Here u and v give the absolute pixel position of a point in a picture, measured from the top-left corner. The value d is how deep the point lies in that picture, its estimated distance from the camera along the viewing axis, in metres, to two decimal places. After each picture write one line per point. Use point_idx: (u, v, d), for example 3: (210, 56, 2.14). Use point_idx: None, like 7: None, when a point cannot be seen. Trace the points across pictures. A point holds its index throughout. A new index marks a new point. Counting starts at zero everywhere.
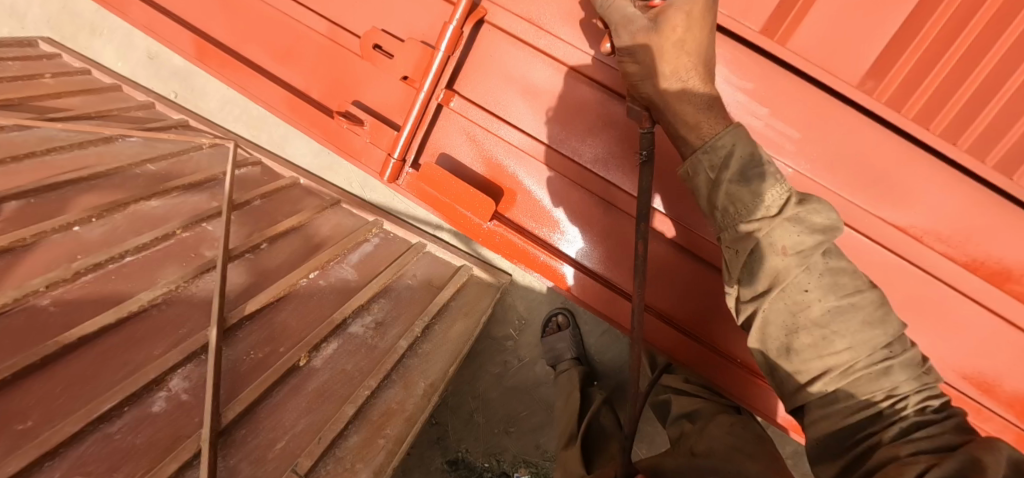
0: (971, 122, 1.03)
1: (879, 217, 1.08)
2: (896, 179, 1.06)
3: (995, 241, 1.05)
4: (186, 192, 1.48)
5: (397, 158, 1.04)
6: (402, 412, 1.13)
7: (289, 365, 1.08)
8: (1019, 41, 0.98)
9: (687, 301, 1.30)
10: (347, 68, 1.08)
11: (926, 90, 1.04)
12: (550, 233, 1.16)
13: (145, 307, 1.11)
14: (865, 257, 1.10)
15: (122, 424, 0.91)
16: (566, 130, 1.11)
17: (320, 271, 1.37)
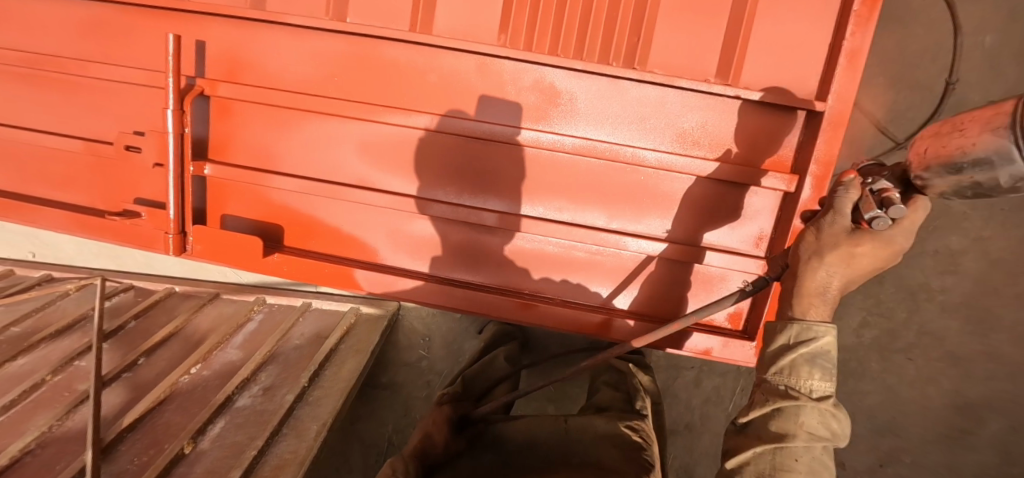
0: (597, 39, 1.11)
1: (576, 138, 1.16)
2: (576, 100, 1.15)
3: (681, 120, 1.15)
4: (55, 339, 1.49)
5: (172, 232, 1.15)
6: (296, 458, 1.16)
7: (172, 455, 1.12)
8: None
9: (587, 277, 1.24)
10: (115, 174, 1.21)
11: (546, 27, 1.12)
12: (339, 248, 1.26)
13: (18, 456, 1.13)
14: (577, 175, 1.19)
15: None
16: (313, 159, 1.21)
17: (203, 363, 1.42)
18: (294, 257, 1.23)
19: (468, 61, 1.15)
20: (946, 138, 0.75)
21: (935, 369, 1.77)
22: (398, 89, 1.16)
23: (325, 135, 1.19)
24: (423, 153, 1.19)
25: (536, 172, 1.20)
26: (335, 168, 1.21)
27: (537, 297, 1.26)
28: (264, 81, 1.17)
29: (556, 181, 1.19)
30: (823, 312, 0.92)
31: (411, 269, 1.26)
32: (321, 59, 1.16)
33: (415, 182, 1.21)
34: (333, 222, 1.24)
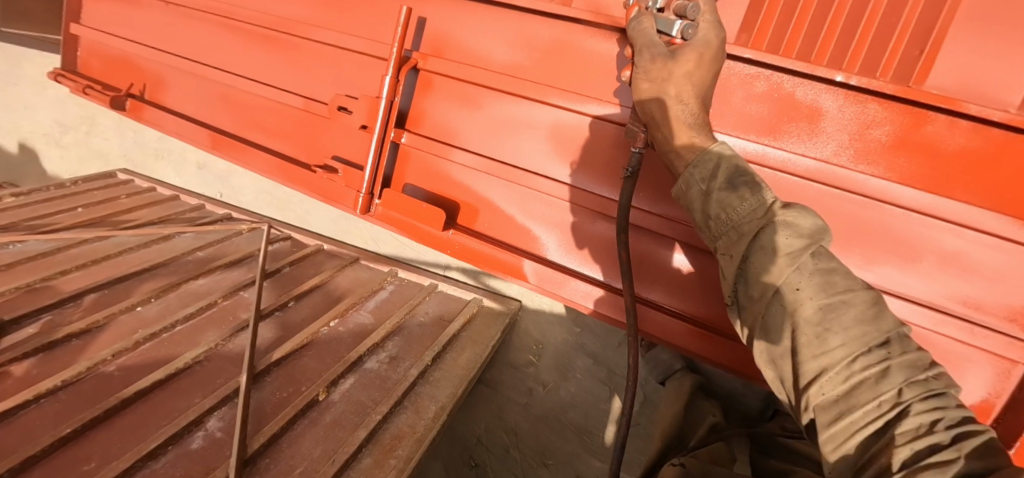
0: (852, 45, 1.06)
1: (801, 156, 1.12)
2: (820, 117, 1.10)
3: (967, 150, 1.03)
4: (228, 268, 1.70)
5: (364, 191, 1.20)
6: (413, 433, 1.17)
7: (308, 400, 1.20)
8: None
9: None
10: (318, 131, 1.27)
11: (796, 30, 1.09)
12: (506, 232, 1.26)
13: (190, 364, 1.28)
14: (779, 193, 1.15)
15: (166, 460, 1.06)
16: (497, 141, 1.22)
17: (339, 319, 1.52)
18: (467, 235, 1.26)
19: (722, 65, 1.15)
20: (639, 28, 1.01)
21: None
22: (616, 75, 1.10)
23: (513, 118, 1.20)
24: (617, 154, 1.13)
25: None
26: (517, 153, 1.21)
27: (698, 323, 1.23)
28: (481, 55, 1.21)
29: None
30: (704, 137, 1.00)
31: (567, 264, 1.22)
32: (533, 36, 1.15)
33: (601, 183, 1.15)
34: (509, 207, 1.25)
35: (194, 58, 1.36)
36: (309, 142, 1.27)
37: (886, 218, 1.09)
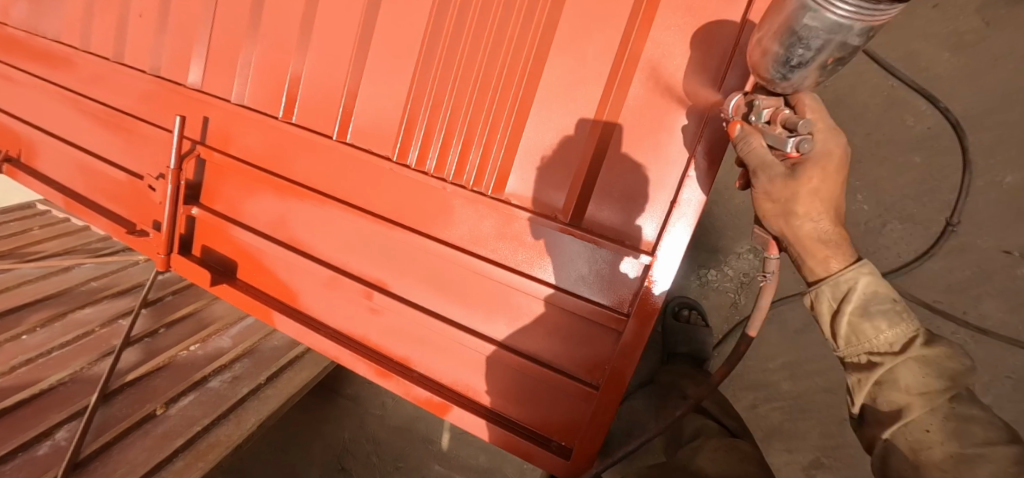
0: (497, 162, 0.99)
1: (528, 226, 0.98)
2: (539, 201, 0.98)
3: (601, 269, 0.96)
4: (115, 298, 1.97)
5: (161, 255, 1.30)
6: (226, 442, 1.46)
7: (145, 414, 1.49)
8: (520, 85, 0.96)
9: (528, 402, 1.06)
10: (133, 192, 1.39)
11: (451, 140, 1.02)
12: (277, 295, 1.25)
13: (55, 385, 1.56)
14: (506, 278, 0.99)
15: (13, 464, 1.33)
16: (267, 215, 1.23)
17: (200, 343, 1.79)
18: (242, 291, 1.27)
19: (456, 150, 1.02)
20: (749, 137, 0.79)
21: None
22: (350, 170, 1.11)
23: (276, 197, 1.20)
24: (363, 240, 1.12)
25: (472, 271, 1.03)
26: (284, 225, 1.21)
27: (433, 385, 1.10)
28: (239, 142, 1.23)
29: (492, 285, 1.03)
30: (843, 254, 0.83)
31: (325, 324, 1.20)
32: (271, 129, 1.17)
33: (349, 258, 1.15)
34: (280, 272, 1.24)
35: (43, 125, 1.56)
36: (130, 202, 1.41)
37: (543, 304, 1.00)
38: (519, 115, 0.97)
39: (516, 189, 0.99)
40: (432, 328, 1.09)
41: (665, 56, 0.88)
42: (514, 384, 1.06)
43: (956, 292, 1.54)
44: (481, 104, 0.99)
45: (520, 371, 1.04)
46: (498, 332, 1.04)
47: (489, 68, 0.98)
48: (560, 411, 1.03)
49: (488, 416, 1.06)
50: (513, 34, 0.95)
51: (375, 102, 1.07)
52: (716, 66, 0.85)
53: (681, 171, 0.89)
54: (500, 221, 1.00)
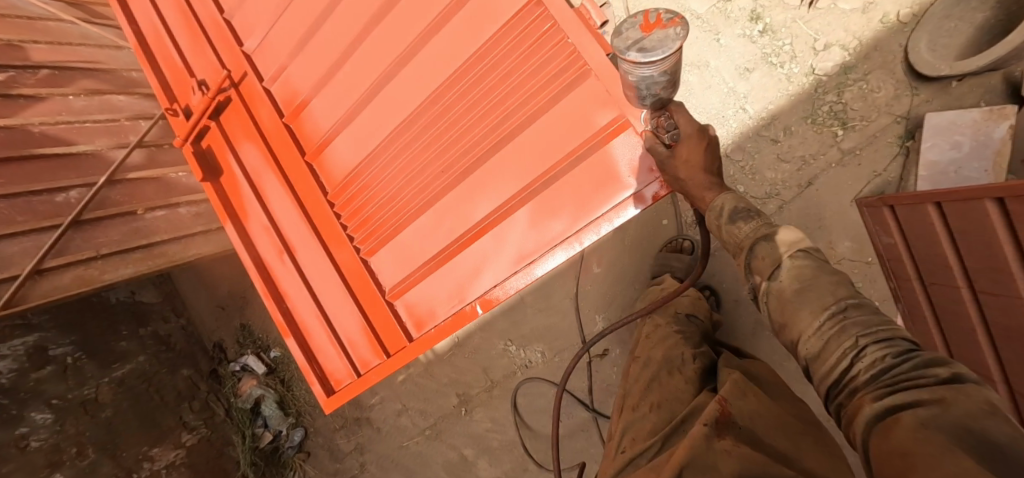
0: (377, 237, 1.67)
1: (369, 280, 1.67)
2: (382, 270, 1.68)
3: (388, 326, 1.66)
4: (144, 97, 2.52)
5: (178, 138, 1.92)
6: (172, 258, 2.23)
7: (129, 209, 2.15)
8: (406, 210, 1.61)
9: (322, 351, 1.80)
10: (181, 77, 1.94)
11: (363, 208, 1.68)
12: (232, 207, 1.92)
13: (80, 152, 2.18)
14: (345, 295, 1.71)
15: (40, 198, 2.00)
16: (251, 162, 1.87)
17: (186, 173, 2.41)
18: (213, 190, 1.92)
19: (361, 214, 1.69)
20: (627, 34, 1.03)
21: None
22: (306, 179, 1.76)
23: (261, 157, 1.84)
24: (294, 219, 1.80)
25: (333, 278, 1.73)
26: (258, 175, 1.87)
27: (284, 314, 1.84)
28: (260, 110, 1.84)
29: (338, 292, 1.74)
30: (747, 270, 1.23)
31: (248, 243, 1.89)
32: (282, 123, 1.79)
33: (282, 220, 1.83)
34: (241, 196, 1.90)
35: None
36: (174, 79, 1.95)
37: (353, 317, 1.71)
38: (398, 225, 1.62)
39: (377, 259, 1.68)
40: (300, 287, 1.80)
41: (474, 256, 1.50)
42: (321, 340, 1.80)
43: None
44: (387, 203, 1.64)
45: (326, 336, 1.78)
46: (328, 314, 1.77)
47: (399, 190, 1.62)
48: (336, 373, 1.78)
49: (299, 346, 1.81)
50: (420, 188, 1.58)
51: (340, 155, 1.71)
52: (490, 281, 1.50)
53: (449, 313, 1.56)
54: (360, 271, 1.70)
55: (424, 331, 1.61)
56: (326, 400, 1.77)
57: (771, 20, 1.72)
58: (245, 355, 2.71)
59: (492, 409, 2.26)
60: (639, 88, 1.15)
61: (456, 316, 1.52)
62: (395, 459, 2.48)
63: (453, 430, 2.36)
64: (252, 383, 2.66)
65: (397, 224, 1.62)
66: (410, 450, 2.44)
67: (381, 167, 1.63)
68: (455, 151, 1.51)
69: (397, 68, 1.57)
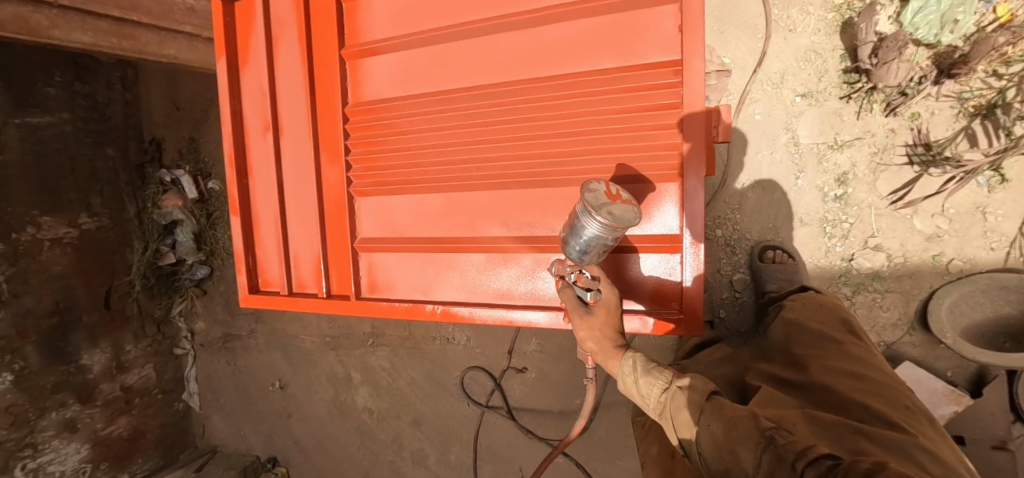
0: (375, 183, 1.51)
1: (347, 218, 1.54)
2: (364, 214, 1.56)
3: (342, 269, 1.58)
4: None
5: None
6: (140, 45, 1.89)
7: None
8: (419, 178, 1.47)
9: (268, 248, 1.69)
10: None
11: (377, 143, 1.50)
12: (236, 44, 1.63)
13: None
14: (315, 215, 1.58)
15: None
16: (280, 12, 1.57)
17: None
18: (219, 10, 1.57)
19: (373, 147, 1.51)
20: (595, 195, 1.06)
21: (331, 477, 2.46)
22: (334, 72, 1.53)
23: (295, 16, 1.55)
24: (300, 105, 1.58)
25: (312, 192, 1.59)
26: (283, 32, 1.58)
27: (245, 190, 1.67)
28: None
29: (310, 206, 1.60)
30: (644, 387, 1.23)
31: (237, 95, 1.64)
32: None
33: (286, 97, 1.60)
34: (252, 42, 1.61)
35: None
36: None
37: (313, 241, 1.60)
38: (404, 185, 1.48)
39: (366, 202, 1.55)
40: (274, 176, 1.63)
41: (462, 265, 1.44)
42: (271, 238, 1.68)
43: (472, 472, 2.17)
44: (404, 156, 1.48)
45: (278, 238, 1.65)
46: (290, 218, 1.64)
47: (423, 152, 1.45)
48: (269, 274, 1.69)
49: (244, 230, 1.67)
50: (445, 166, 1.43)
51: (385, 72, 1.51)
52: (461, 295, 1.45)
53: (407, 297, 1.51)
54: (341, 201, 1.55)
55: (375, 297, 1.55)
56: (246, 293, 1.68)
57: (853, 192, 1.64)
58: (177, 171, 2.47)
59: (395, 356, 2.25)
60: (579, 246, 1.12)
61: (412, 306, 1.47)
62: (284, 343, 2.44)
63: (345, 355, 2.33)
64: (175, 205, 2.40)
65: (405, 183, 1.48)
66: (302, 345, 2.40)
67: (418, 116, 1.46)
68: (501, 159, 1.36)
69: (494, 27, 1.35)
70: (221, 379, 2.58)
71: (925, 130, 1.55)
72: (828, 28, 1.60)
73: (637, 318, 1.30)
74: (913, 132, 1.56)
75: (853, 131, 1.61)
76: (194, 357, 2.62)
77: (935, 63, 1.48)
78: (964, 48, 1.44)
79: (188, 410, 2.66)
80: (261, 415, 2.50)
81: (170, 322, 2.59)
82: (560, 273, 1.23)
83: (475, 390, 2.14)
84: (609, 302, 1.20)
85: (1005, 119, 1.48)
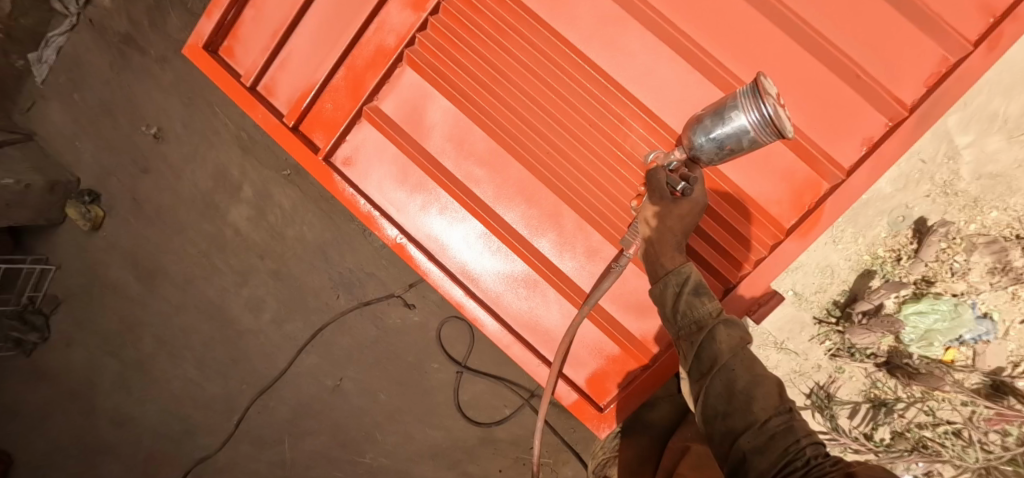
0: (434, 71, 1.14)
1: (373, 77, 1.18)
2: (396, 87, 1.19)
3: (325, 118, 1.23)
4: None
5: None
6: None
7: None
8: (484, 108, 1.13)
9: (261, 22, 1.26)
10: None
11: (471, 35, 1.12)
12: None
13: None
14: (345, 46, 1.19)
15: None
16: None
17: None
18: None
19: (465, 35, 1.13)
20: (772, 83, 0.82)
21: (148, 252, 2.21)
22: None
23: None
24: None
25: (360, 16, 1.17)
26: None
27: None
28: None
29: (345, 30, 1.19)
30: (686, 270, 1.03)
31: None
32: None
33: None
34: None
35: None
36: None
37: (321, 66, 1.22)
38: (463, 101, 1.14)
39: (409, 77, 1.18)
40: None
41: (455, 219, 1.17)
42: (272, 16, 1.24)
43: (291, 346, 2.14)
44: (488, 73, 1.13)
45: (282, 26, 1.23)
46: (313, 20, 1.22)
47: (510, 88, 1.12)
48: (244, 49, 1.28)
49: None
50: (522, 122, 1.12)
51: None
52: (430, 243, 1.20)
53: (373, 198, 1.22)
54: (382, 55, 1.17)
55: (340, 170, 1.23)
56: (196, 45, 1.24)
57: None
58: None
59: (302, 205, 2.07)
60: (716, 136, 0.89)
61: (376, 217, 1.18)
62: (195, 100, 2.12)
63: (254, 165, 2.09)
64: None
65: (465, 100, 1.14)
66: (215, 119, 2.10)
67: (539, 49, 1.11)
68: (578, 169, 1.11)
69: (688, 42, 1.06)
70: (93, 79, 2.18)
71: (837, 384, 1.78)
72: (855, 264, 1.70)
73: (562, 384, 1.16)
74: (829, 378, 1.78)
75: (798, 345, 1.78)
76: (71, 28, 2.15)
77: (889, 351, 1.70)
78: (915, 361, 1.68)
79: (24, 73, 2.20)
80: (120, 152, 2.20)
81: None
82: (657, 160, 1.03)
83: (352, 291, 2.07)
84: (697, 201, 1.02)
85: (883, 418, 1.75)
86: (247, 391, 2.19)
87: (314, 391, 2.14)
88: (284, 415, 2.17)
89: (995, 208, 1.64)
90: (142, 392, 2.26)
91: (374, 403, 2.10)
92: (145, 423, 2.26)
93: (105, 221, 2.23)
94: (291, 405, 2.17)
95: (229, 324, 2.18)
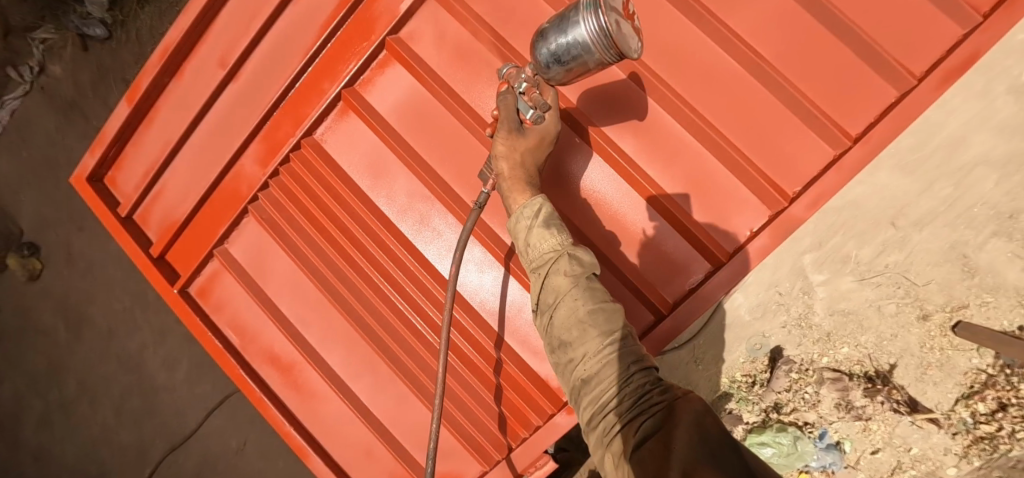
0: (274, 228, 1.28)
1: (224, 226, 1.31)
2: (245, 234, 1.33)
3: (186, 253, 1.36)
4: None
5: None
6: None
7: None
8: (314, 263, 1.27)
9: (140, 162, 1.37)
10: None
11: (305, 200, 1.26)
12: None
13: None
14: (201, 196, 1.31)
15: None
16: None
17: None
18: None
19: (300, 198, 1.26)
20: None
21: (79, 304, 2.34)
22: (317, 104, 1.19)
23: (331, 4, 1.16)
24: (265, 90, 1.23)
25: (214, 174, 1.30)
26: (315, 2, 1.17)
27: (156, 98, 1.31)
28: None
29: (203, 181, 1.32)
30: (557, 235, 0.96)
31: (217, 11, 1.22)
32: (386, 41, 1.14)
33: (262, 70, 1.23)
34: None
35: None
36: None
37: (183, 208, 1.34)
38: (296, 256, 1.27)
39: (256, 228, 1.31)
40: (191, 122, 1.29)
41: (290, 358, 1.30)
42: (149, 158, 1.36)
43: (202, 408, 2.26)
44: (319, 233, 1.27)
45: (156, 169, 1.35)
46: (181, 167, 1.35)
47: (337, 250, 1.26)
48: (124, 179, 1.40)
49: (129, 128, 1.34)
50: (347, 278, 1.26)
51: (364, 147, 1.22)
52: (270, 373, 1.31)
53: (223, 328, 1.34)
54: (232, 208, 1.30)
55: (198, 297, 1.36)
56: (79, 176, 1.35)
57: None
58: None
59: None
60: None
61: (219, 350, 1.29)
62: None
63: None
64: None
65: (298, 257, 1.27)
66: None
67: (361, 220, 1.23)
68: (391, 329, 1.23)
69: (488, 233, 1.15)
70: (38, 138, 2.33)
71: None
72: (713, 385, 1.80)
73: None
74: None
75: None
76: (25, 94, 2.30)
77: None
78: None
79: None
80: (60, 208, 2.34)
81: (23, 40, 2.22)
82: (510, 78, 0.95)
83: None
84: (546, 131, 0.99)
85: None
86: (159, 445, 2.30)
87: (219, 451, 2.25)
88: (191, 470, 2.28)
89: (846, 344, 1.73)
90: (62, 433, 2.37)
91: (273, 467, 2.21)
92: (63, 466, 2.36)
93: (42, 272, 2.36)
94: (199, 462, 2.28)
95: (147, 379, 2.30)
